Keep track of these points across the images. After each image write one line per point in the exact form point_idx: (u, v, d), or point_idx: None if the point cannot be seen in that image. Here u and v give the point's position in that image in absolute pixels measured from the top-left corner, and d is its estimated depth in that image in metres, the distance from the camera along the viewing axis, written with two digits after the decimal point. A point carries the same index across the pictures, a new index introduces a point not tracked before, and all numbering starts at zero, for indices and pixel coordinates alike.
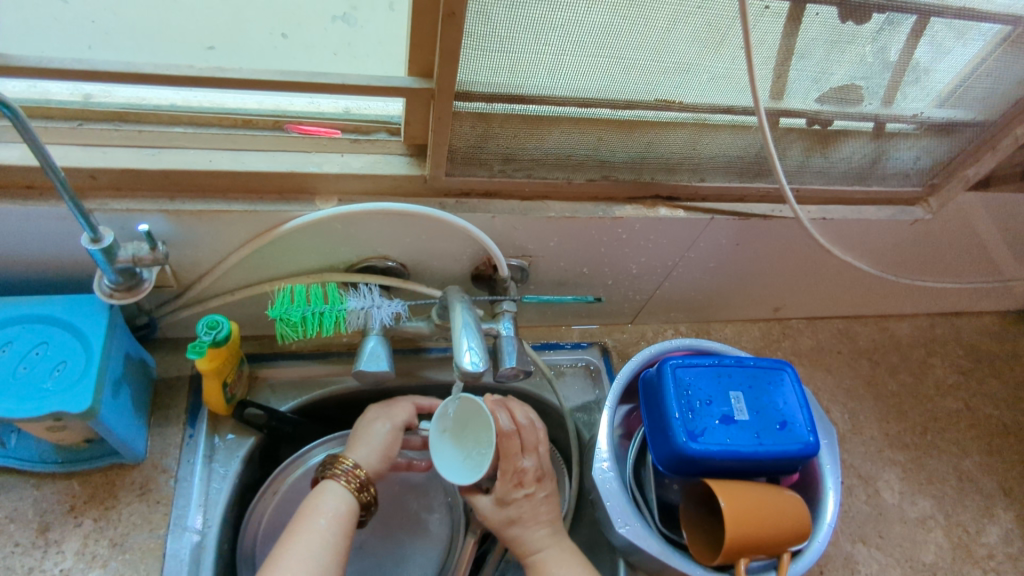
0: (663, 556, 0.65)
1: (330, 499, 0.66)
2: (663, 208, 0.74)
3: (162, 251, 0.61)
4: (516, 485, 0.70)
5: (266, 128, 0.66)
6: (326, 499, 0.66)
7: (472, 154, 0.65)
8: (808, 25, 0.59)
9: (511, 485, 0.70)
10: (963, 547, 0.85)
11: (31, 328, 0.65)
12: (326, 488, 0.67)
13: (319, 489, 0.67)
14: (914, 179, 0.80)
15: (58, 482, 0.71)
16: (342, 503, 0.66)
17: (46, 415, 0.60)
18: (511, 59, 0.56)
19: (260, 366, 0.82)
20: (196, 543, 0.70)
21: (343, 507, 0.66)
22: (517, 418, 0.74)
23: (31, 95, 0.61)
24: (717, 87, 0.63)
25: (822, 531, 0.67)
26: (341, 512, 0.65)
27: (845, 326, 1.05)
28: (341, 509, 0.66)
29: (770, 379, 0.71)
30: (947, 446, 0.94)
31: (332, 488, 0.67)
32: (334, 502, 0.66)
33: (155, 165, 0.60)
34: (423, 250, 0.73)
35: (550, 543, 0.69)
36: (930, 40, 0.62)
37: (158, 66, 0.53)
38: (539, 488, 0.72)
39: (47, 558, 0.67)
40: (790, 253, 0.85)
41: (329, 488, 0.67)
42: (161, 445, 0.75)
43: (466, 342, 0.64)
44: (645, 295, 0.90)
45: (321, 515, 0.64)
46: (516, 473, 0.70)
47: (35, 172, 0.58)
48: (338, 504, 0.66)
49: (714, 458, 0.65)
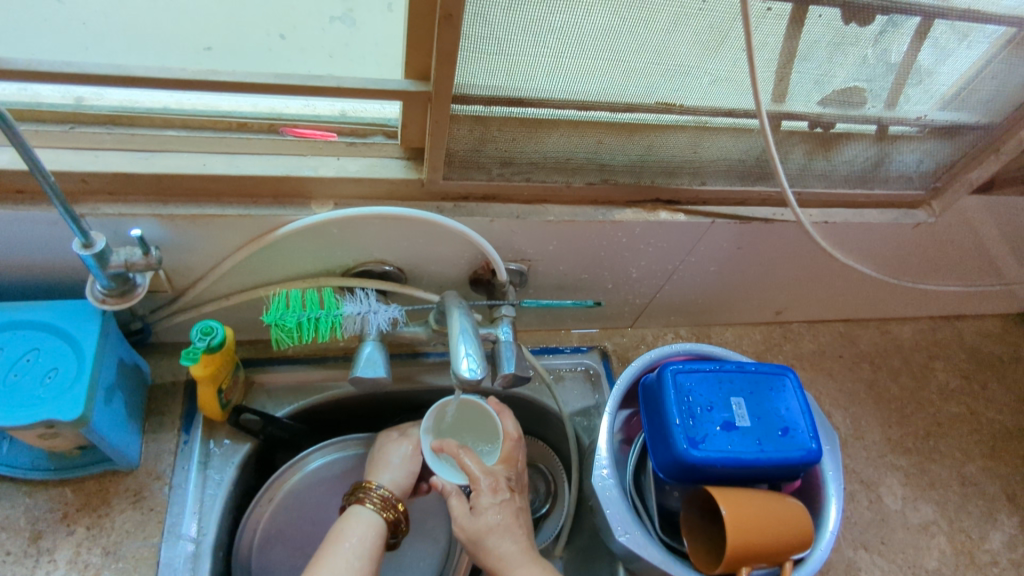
0: (664, 564, 0.64)
1: (370, 526, 0.66)
2: (663, 211, 0.74)
3: (155, 256, 0.61)
4: (491, 489, 0.66)
5: (261, 131, 0.65)
6: (360, 522, 0.66)
7: (470, 157, 0.64)
8: (810, 27, 0.58)
9: (482, 489, 0.66)
10: (966, 553, 0.84)
11: (22, 333, 0.64)
12: (361, 512, 0.67)
13: (350, 517, 0.66)
14: (917, 182, 0.79)
15: (50, 490, 0.70)
16: (373, 530, 0.66)
17: (38, 422, 0.59)
18: (509, 62, 0.56)
19: (256, 370, 0.81)
20: (191, 551, 0.69)
21: (382, 536, 0.66)
22: (506, 425, 0.73)
23: (20, 97, 0.60)
24: (718, 89, 0.62)
25: (824, 539, 0.66)
26: (382, 541, 0.66)
27: (846, 329, 1.04)
28: (373, 536, 0.65)
29: (772, 385, 0.70)
30: (950, 451, 0.93)
31: (370, 514, 0.67)
32: (375, 531, 0.66)
33: (148, 169, 0.59)
34: (421, 254, 0.72)
35: (525, 558, 0.63)
36: (934, 42, 0.61)
37: (149, 68, 0.52)
38: (513, 497, 0.68)
39: (38, 567, 0.66)
40: (792, 256, 0.84)
41: (359, 516, 0.66)
42: (155, 451, 0.74)
43: (463, 348, 0.63)
44: (645, 299, 0.89)
45: (365, 545, 0.64)
46: (490, 476, 0.67)
47: (25, 176, 0.57)
48: (378, 530, 0.66)
49: (715, 465, 0.64)
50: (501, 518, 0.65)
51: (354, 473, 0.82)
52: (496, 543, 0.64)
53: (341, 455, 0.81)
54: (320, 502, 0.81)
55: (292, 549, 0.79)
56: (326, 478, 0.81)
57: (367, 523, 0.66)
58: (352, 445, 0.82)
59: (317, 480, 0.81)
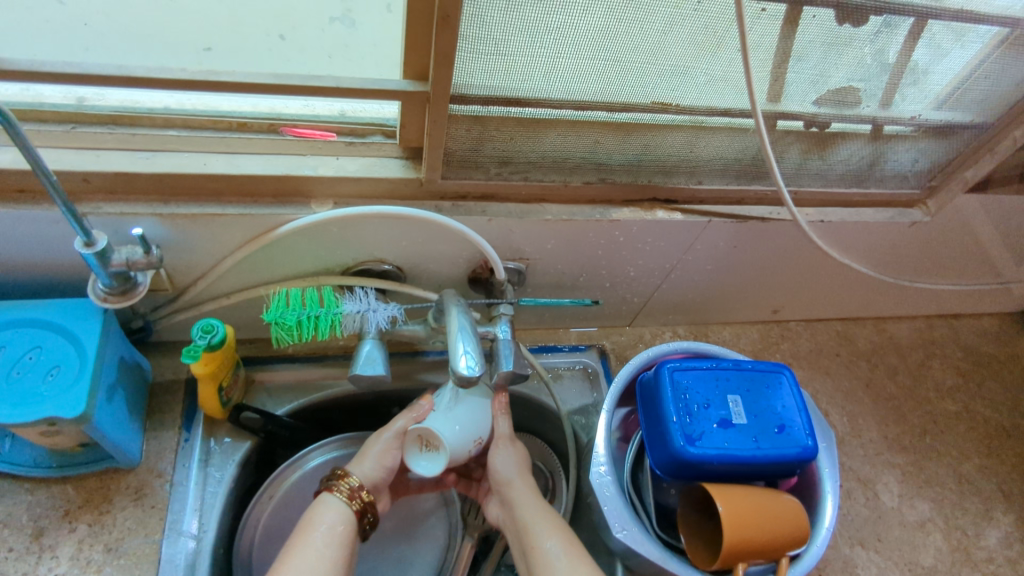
0: (660, 560, 0.65)
1: (339, 513, 0.66)
2: (660, 210, 0.74)
3: (156, 255, 0.61)
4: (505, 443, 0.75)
5: (260, 131, 0.65)
6: (331, 510, 0.66)
7: (468, 156, 0.65)
8: (805, 28, 0.58)
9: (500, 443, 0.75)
10: (962, 550, 0.84)
11: (24, 332, 0.65)
12: (331, 500, 0.67)
13: (320, 509, 0.66)
14: (912, 181, 0.79)
15: (52, 487, 0.71)
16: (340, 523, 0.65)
17: (40, 419, 0.60)
18: (506, 62, 0.56)
19: (256, 369, 0.82)
20: (192, 548, 0.70)
21: (349, 524, 0.66)
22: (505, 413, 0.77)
23: (23, 97, 0.61)
24: (714, 89, 0.62)
25: (820, 536, 0.67)
26: (351, 528, 0.66)
27: (843, 328, 1.04)
28: (339, 528, 0.65)
29: (768, 383, 0.71)
30: (946, 449, 0.93)
31: (339, 503, 0.67)
32: (344, 520, 0.66)
33: (149, 168, 0.60)
34: (420, 253, 0.73)
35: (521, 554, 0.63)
36: (927, 43, 0.62)
37: (151, 69, 0.53)
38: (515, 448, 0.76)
39: (41, 564, 0.67)
40: (788, 255, 0.85)
41: (328, 504, 0.66)
42: (157, 449, 0.74)
43: (462, 346, 0.64)
44: (642, 298, 0.90)
45: (335, 530, 0.64)
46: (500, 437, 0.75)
47: (27, 176, 0.58)
48: (349, 520, 0.66)
49: (711, 462, 0.65)
50: (509, 462, 0.74)
51: None
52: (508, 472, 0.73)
53: (340, 452, 0.82)
54: None
55: None
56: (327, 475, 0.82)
57: (335, 511, 0.66)
58: (352, 442, 0.82)
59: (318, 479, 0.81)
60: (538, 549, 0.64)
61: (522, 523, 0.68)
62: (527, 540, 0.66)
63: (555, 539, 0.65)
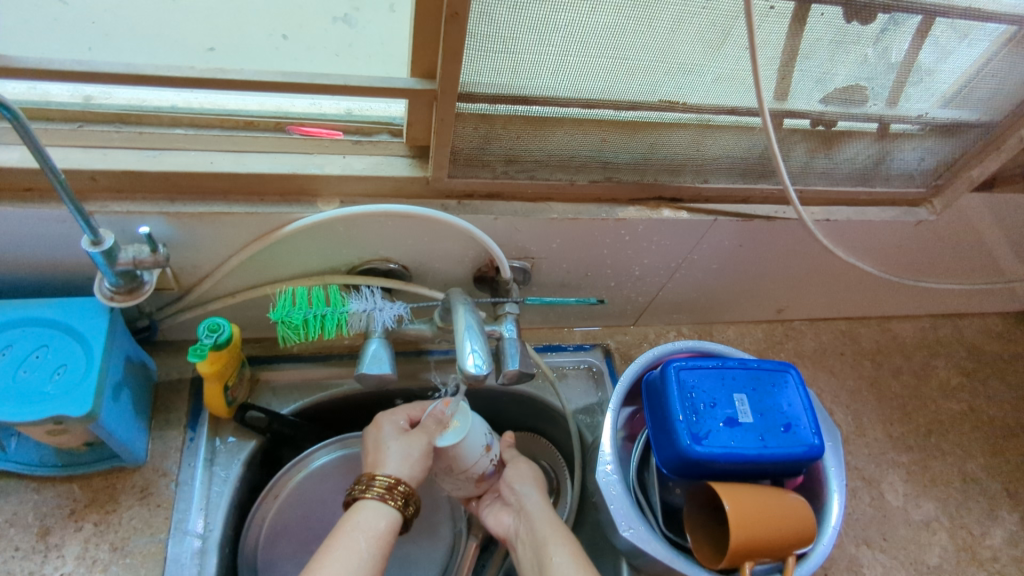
0: (667, 560, 0.64)
1: (383, 520, 0.64)
2: (666, 209, 0.74)
3: (163, 253, 0.61)
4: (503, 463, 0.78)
5: (267, 130, 0.65)
6: (372, 515, 0.64)
7: (475, 155, 0.65)
8: (813, 26, 0.58)
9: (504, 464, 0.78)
10: (968, 549, 0.84)
11: (31, 331, 0.65)
12: (373, 504, 0.65)
13: (361, 511, 0.65)
14: (918, 180, 0.80)
15: (58, 486, 0.71)
16: (384, 526, 0.64)
17: (46, 418, 0.59)
18: (514, 61, 0.56)
19: (261, 368, 0.82)
20: (197, 547, 0.70)
21: (389, 531, 0.64)
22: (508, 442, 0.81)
23: (30, 96, 0.61)
24: (721, 88, 0.62)
25: (827, 535, 0.67)
26: (391, 535, 0.64)
27: (847, 327, 1.04)
28: (383, 532, 0.63)
29: (774, 381, 0.71)
30: (951, 449, 0.93)
31: (378, 505, 0.65)
32: (387, 524, 0.64)
33: (156, 167, 0.60)
34: (426, 252, 0.73)
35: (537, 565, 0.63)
36: (935, 41, 0.62)
37: (159, 67, 0.52)
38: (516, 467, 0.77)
39: (46, 563, 0.66)
40: (793, 255, 0.85)
41: (369, 506, 0.65)
42: (162, 448, 0.74)
43: (468, 344, 0.64)
44: (647, 297, 0.90)
45: (378, 536, 0.63)
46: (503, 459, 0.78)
47: (35, 174, 0.58)
48: (389, 526, 0.64)
49: (718, 461, 0.65)
50: (522, 480, 0.75)
51: (360, 470, 0.83)
52: (523, 489, 0.74)
53: (344, 452, 0.82)
54: (326, 497, 0.82)
55: (298, 544, 0.79)
56: (331, 475, 0.82)
57: (379, 518, 0.64)
58: (356, 441, 0.83)
59: (323, 478, 0.82)
60: (549, 564, 0.64)
61: (536, 536, 0.68)
62: (541, 548, 0.66)
63: (568, 542, 0.66)
